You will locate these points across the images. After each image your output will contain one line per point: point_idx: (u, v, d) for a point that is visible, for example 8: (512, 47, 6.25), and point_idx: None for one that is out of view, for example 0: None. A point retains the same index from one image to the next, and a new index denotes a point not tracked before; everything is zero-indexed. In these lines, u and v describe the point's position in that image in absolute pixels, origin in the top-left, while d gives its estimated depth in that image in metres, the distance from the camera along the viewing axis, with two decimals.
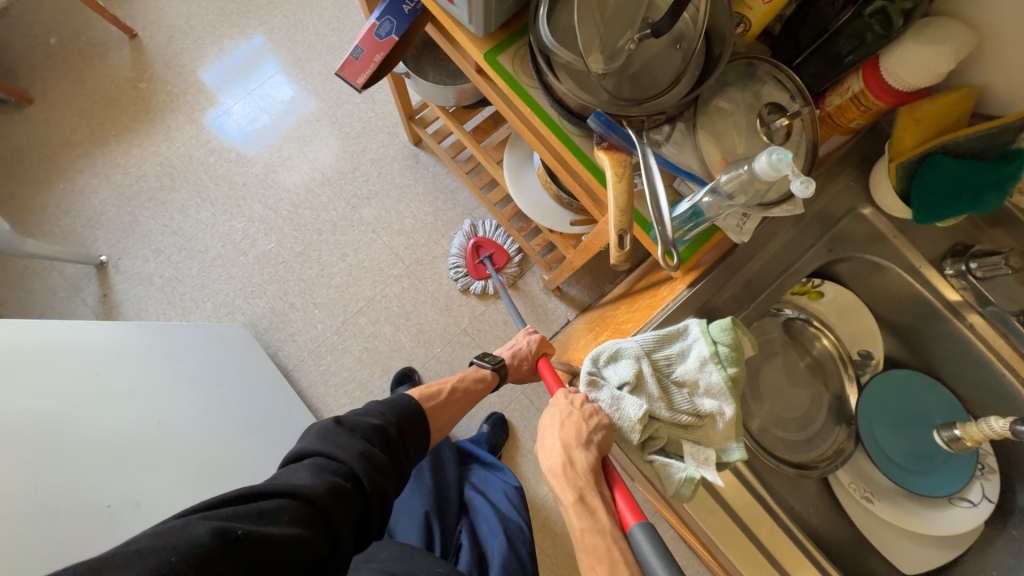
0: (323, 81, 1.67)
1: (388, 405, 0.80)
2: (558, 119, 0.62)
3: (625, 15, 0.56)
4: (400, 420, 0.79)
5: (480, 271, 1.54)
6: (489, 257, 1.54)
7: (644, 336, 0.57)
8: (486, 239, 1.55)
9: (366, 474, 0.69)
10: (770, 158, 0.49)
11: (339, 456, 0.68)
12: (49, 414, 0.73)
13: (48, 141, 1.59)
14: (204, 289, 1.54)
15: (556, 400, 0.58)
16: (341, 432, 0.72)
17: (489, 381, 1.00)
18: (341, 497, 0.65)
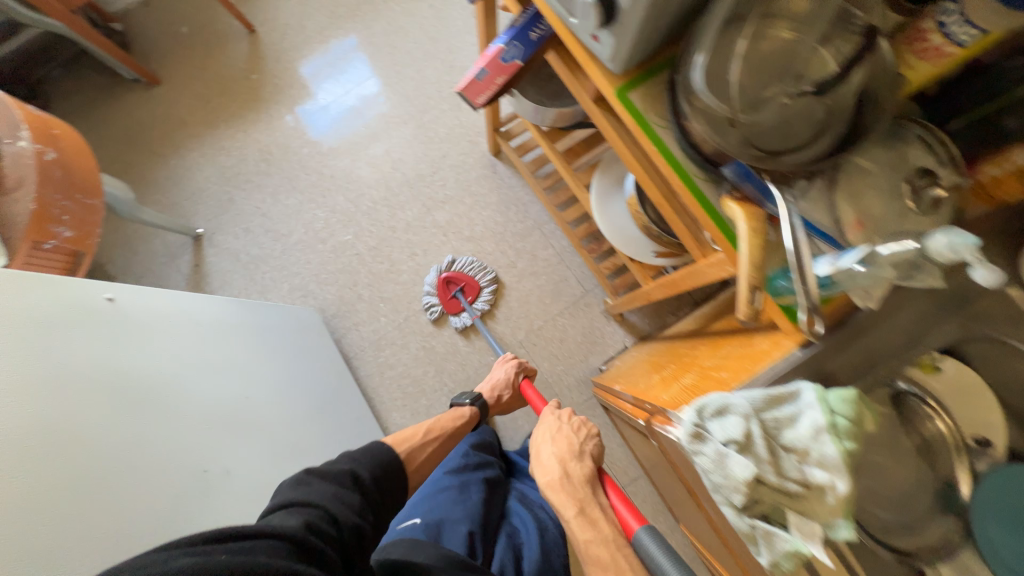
0: (415, 86, 1.75)
1: (361, 452, 0.79)
2: (684, 161, 0.61)
3: (778, 71, 0.54)
4: (372, 465, 0.77)
5: (453, 306, 1.56)
6: (462, 291, 1.55)
7: (752, 393, 0.55)
8: (459, 273, 1.56)
9: (343, 517, 0.66)
10: (949, 240, 0.48)
11: (313, 500, 0.65)
12: (166, 375, 0.80)
13: (167, 120, 1.75)
14: (283, 271, 1.64)
15: (549, 425, 0.97)
16: (312, 480, 0.69)
17: (470, 416, 1.12)
18: (323, 539, 0.62)
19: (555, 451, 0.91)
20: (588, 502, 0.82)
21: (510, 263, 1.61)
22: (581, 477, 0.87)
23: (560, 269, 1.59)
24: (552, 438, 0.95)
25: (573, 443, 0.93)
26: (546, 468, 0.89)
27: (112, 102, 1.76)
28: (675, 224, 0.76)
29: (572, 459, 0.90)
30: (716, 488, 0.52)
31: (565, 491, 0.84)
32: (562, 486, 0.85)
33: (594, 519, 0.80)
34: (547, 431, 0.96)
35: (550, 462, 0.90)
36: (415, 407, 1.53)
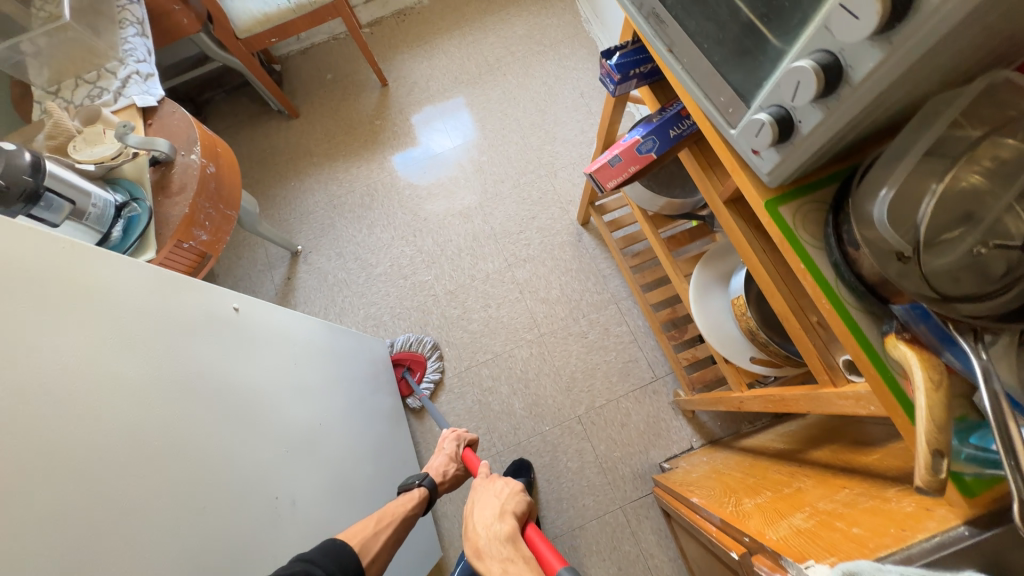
0: (518, 150, 1.86)
1: (315, 552, 0.75)
2: (836, 284, 0.56)
3: (971, 220, 0.50)
4: (327, 559, 0.74)
5: (404, 387, 1.56)
6: (409, 369, 1.56)
7: (914, 571, 0.47)
8: (404, 352, 1.57)
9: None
10: None
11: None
12: (263, 391, 0.83)
13: (297, 148, 1.97)
14: (362, 298, 1.71)
15: (484, 492, 0.92)
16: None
17: (422, 497, 1.00)
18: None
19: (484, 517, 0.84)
20: (513, 558, 0.75)
21: (581, 332, 1.58)
22: (504, 535, 0.79)
23: (631, 348, 1.54)
24: (483, 503, 0.89)
25: (501, 507, 0.86)
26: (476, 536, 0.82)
27: (256, 126, 2.02)
28: (800, 340, 0.71)
29: (496, 521, 0.83)
30: None
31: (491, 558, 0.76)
32: (488, 553, 0.77)
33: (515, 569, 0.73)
34: (482, 500, 0.90)
35: (478, 528, 0.83)
36: None
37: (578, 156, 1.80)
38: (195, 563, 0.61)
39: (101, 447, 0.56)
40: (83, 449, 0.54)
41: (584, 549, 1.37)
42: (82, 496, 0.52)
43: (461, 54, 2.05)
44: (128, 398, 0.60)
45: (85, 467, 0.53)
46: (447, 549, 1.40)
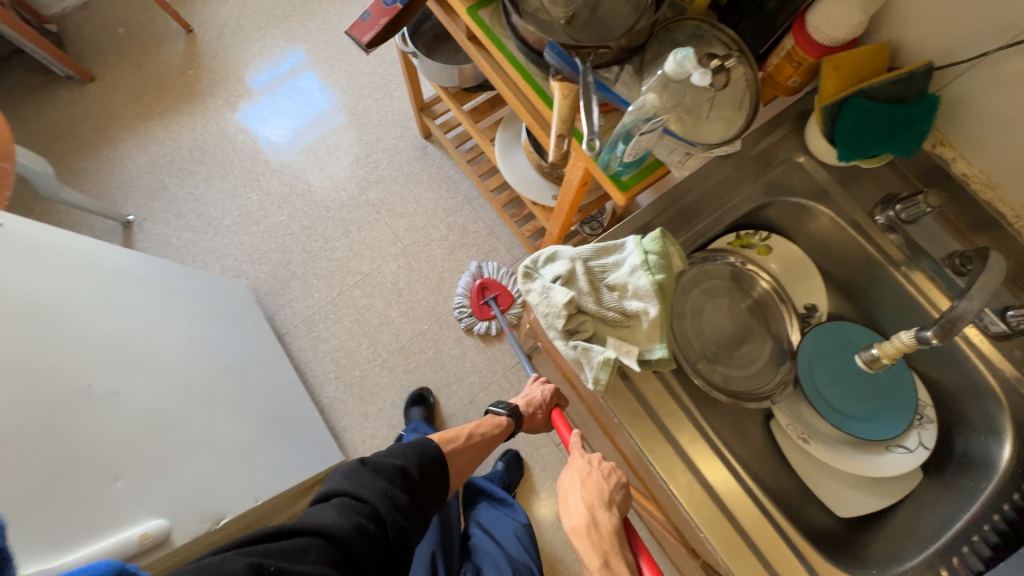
0: (349, 78, 1.84)
1: (410, 447, 0.84)
2: (525, 63, 0.71)
3: None
4: (421, 462, 0.82)
5: (484, 312, 1.55)
6: (494, 298, 1.56)
7: (584, 246, 0.61)
8: (492, 280, 1.57)
9: (389, 514, 0.72)
10: (675, 58, 0.57)
11: (364, 496, 0.71)
12: (56, 299, 0.80)
13: (100, 113, 1.78)
14: (215, 253, 1.65)
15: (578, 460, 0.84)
16: (366, 472, 0.75)
17: (506, 428, 1.04)
18: (367, 538, 0.68)
19: (583, 494, 0.77)
20: (613, 554, 0.70)
21: (442, 236, 1.67)
22: (611, 527, 0.74)
23: (490, 240, 1.67)
24: (574, 477, 0.81)
25: (605, 488, 0.80)
26: (573, 509, 0.76)
27: (45, 98, 1.78)
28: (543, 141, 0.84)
29: (602, 505, 0.77)
30: (547, 320, 0.58)
31: (590, 539, 0.72)
32: (587, 532, 0.73)
33: (619, 573, 0.68)
34: (572, 470, 0.82)
35: (577, 505, 0.76)
36: (349, 378, 1.53)
37: None
38: None
39: None
40: None
41: None
42: None
43: None
44: None
45: None
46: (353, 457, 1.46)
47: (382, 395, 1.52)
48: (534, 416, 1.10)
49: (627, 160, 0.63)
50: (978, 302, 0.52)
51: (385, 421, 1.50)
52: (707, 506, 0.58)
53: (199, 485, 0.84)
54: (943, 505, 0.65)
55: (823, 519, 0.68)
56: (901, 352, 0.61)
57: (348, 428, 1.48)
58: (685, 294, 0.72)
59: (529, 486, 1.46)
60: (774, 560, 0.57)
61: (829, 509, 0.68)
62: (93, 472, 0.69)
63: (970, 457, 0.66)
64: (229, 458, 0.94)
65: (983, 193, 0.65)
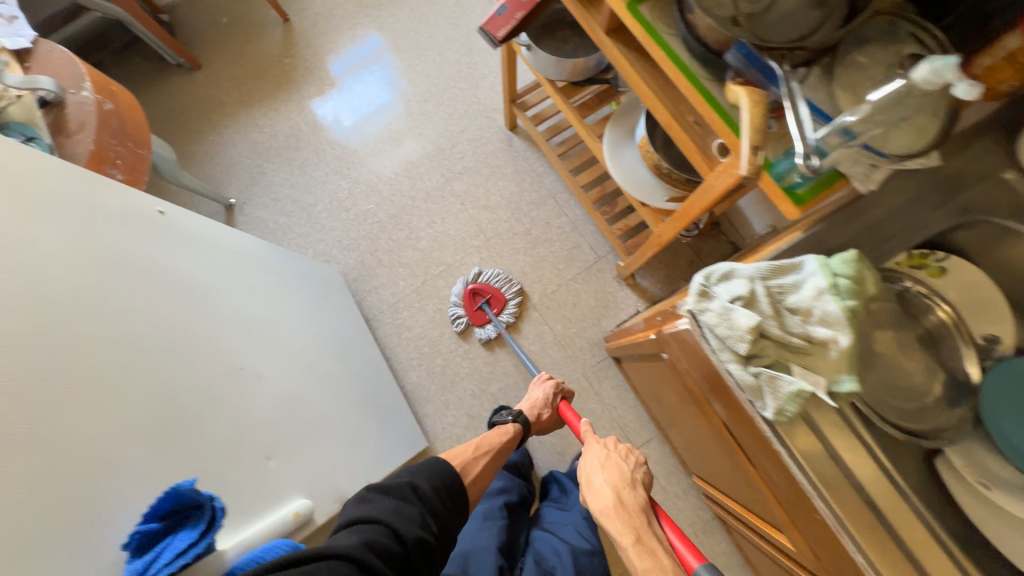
0: (436, 67, 1.85)
1: (421, 466, 0.84)
2: (690, 63, 0.66)
3: None
4: (432, 476, 0.82)
5: (479, 317, 1.56)
6: (487, 302, 1.57)
7: (759, 264, 0.58)
8: (486, 285, 1.58)
9: (406, 530, 0.70)
10: (930, 68, 0.50)
11: (374, 516, 0.69)
12: (207, 284, 0.86)
13: (206, 100, 1.88)
14: (308, 237, 1.72)
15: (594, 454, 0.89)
16: (373, 496, 0.73)
17: (516, 432, 1.07)
18: (384, 556, 0.65)
19: (606, 477, 0.83)
20: (645, 530, 0.74)
21: (525, 230, 1.66)
22: (637, 504, 0.78)
23: (573, 236, 1.64)
24: (597, 464, 0.87)
25: (624, 469, 0.85)
26: (598, 493, 0.81)
27: (158, 85, 1.90)
28: (684, 145, 0.80)
29: (626, 486, 0.82)
30: (722, 342, 0.55)
31: (620, 517, 0.76)
32: (617, 512, 0.76)
33: (653, 548, 0.71)
34: (592, 457, 0.89)
35: (602, 487, 0.81)
36: (431, 366, 1.57)
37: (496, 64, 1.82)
38: (164, 404, 0.66)
39: (56, 298, 0.59)
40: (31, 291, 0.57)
41: None
42: (44, 334, 0.57)
43: None
44: (71, 263, 0.64)
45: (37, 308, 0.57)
46: (433, 443, 1.50)
47: (463, 385, 1.55)
48: (541, 417, 1.17)
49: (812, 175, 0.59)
50: None
51: (465, 411, 1.53)
52: (888, 551, 0.54)
53: (325, 466, 0.88)
54: None
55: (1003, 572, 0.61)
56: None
57: (430, 415, 1.53)
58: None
59: None
60: None
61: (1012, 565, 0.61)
62: (249, 450, 0.74)
63: None
64: (345, 442, 0.98)
65: None
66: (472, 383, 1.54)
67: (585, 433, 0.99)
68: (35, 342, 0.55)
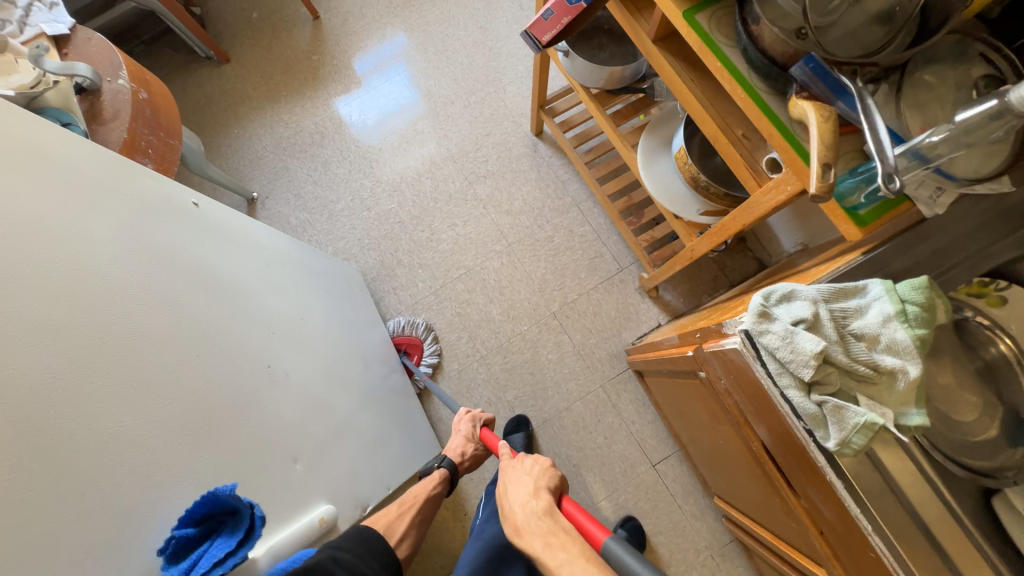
0: (464, 70, 1.84)
1: (342, 536, 0.74)
2: (748, 74, 0.64)
3: None
4: (354, 538, 0.74)
5: (405, 371, 1.54)
6: (406, 353, 1.54)
7: (820, 286, 0.56)
8: (401, 337, 1.54)
9: None
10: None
11: None
12: (238, 280, 0.84)
13: (233, 93, 1.88)
14: (328, 234, 1.71)
15: (511, 475, 0.86)
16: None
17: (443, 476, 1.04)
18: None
19: (520, 498, 0.80)
20: (555, 529, 0.70)
21: (547, 237, 1.64)
22: (541, 509, 0.75)
23: (596, 245, 1.62)
24: (511, 483, 0.84)
25: (534, 483, 0.82)
26: (511, 514, 0.77)
27: (187, 76, 1.91)
28: (732, 160, 0.78)
29: (531, 498, 0.78)
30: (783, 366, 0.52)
31: (531, 531, 0.71)
32: (526, 528, 0.73)
33: (563, 541, 0.66)
34: (510, 477, 0.86)
35: (513, 506, 0.78)
36: (447, 371, 1.55)
37: (524, 69, 1.81)
38: (194, 401, 0.64)
39: (90, 288, 0.58)
40: (66, 281, 0.55)
41: (572, 427, 1.49)
42: (78, 326, 0.54)
43: None
44: (106, 253, 0.62)
45: (71, 299, 0.55)
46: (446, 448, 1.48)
47: (478, 391, 1.53)
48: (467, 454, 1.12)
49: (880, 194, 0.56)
50: None
51: None
52: None
53: (347, 471, 0.86)
54: None
55: None
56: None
57: (444, 420, 1.51)
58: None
59: (620, 503, 1.42)
60: None
61: None
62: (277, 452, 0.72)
63: None
64: (365, 446, 0.96)
65: None
66: (489, 389, 1.51)
67: (502, 453, 0.98)
68: (75, 331, 0.54)
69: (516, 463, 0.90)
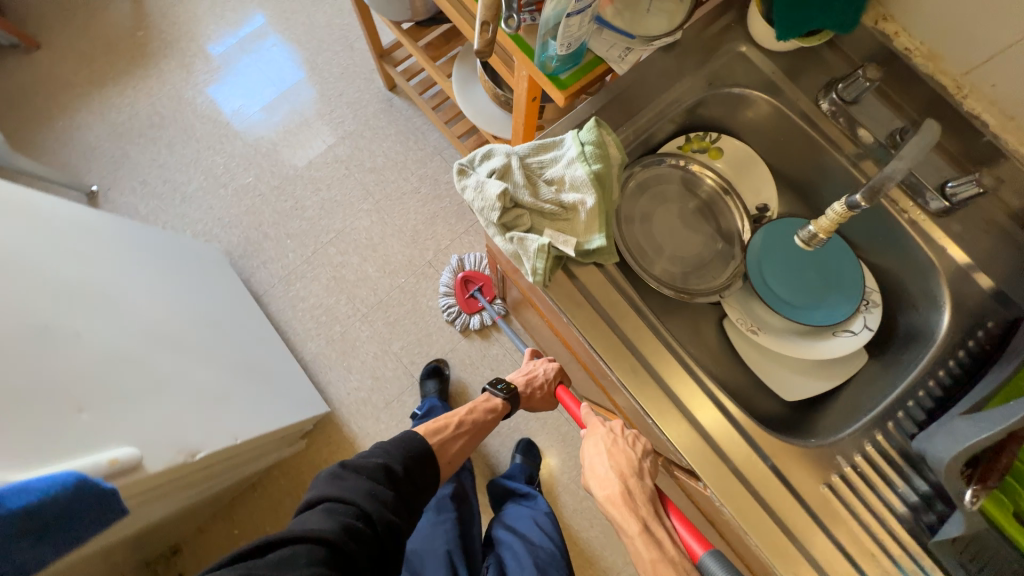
0: (307, 31, 1.78)
1: (392, 442, 0.80)
2: None
3: None
4: (407, 457, 0.78)
5: (471, 305, 1.53)
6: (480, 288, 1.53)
7: (522, 145, 0.61)
8: (476, 271, 1.54)
9: (377, 512, 0.69)
10: None
11: (349, 497, 0.68)
12: (6, 242, 0.78)
13: (51, 81, 1.71)
14: (183, 219, 1.62)
15: (600, 430, 0.73)
16: (347, 475, 0.72)
17: (501, 410, 0.98)
18: (357, 538, 0.65)
19: (611, 464, 0.69)
20: (651, 519, 0.65)
21: (413, 188, 1.65)
22: (645, 494, 0.67)
23: None
24: (597, 448, 0.71)
25: (632, 455, 0.70)
26: (602, 480, 0.68)
27: None
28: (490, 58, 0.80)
29: (632, 475, 0.68)
30: (484, 216, 0.57)
31: (626, 508, 0.65)
32: (621, 502, 0.66)
33: (659, 538, 0.63)
34: (594, 440, 0.72)
35: (607, 476, 0.68)
36: (329, 335, 1.54)
37: None
38: None
39: None
40: None
41: (460, 366, 1.53)
42: None
43: None
44: None
45: None
46: (338, 409, 1.48)
47: (364, 348, 1.53)
48: (534, 396, 0.99)
49: (562, 55, 0.62)
50: (907, 162, 0.50)
51: (369, 374, 1.51)
52: (653, 390, 0.60)
53: (167, 424, 0.85)
54: (887, 381, 0.65)
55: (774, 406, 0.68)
56: (837, 224, 0.56)
57: (334, 384, 1.50)
58: (633, 199, 0.71)
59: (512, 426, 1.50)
60: (721, 436, 0.59)
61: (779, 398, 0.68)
62: (57, 404, 0.70)
63: (913, 331, 0.65)
64: (200, 402, 0.94)
65: (925, 65, 0.63)
66: (375, 345, 1.52)
67: (585, 413, 0.81)
68: None
69: (612, 419, 0.76)
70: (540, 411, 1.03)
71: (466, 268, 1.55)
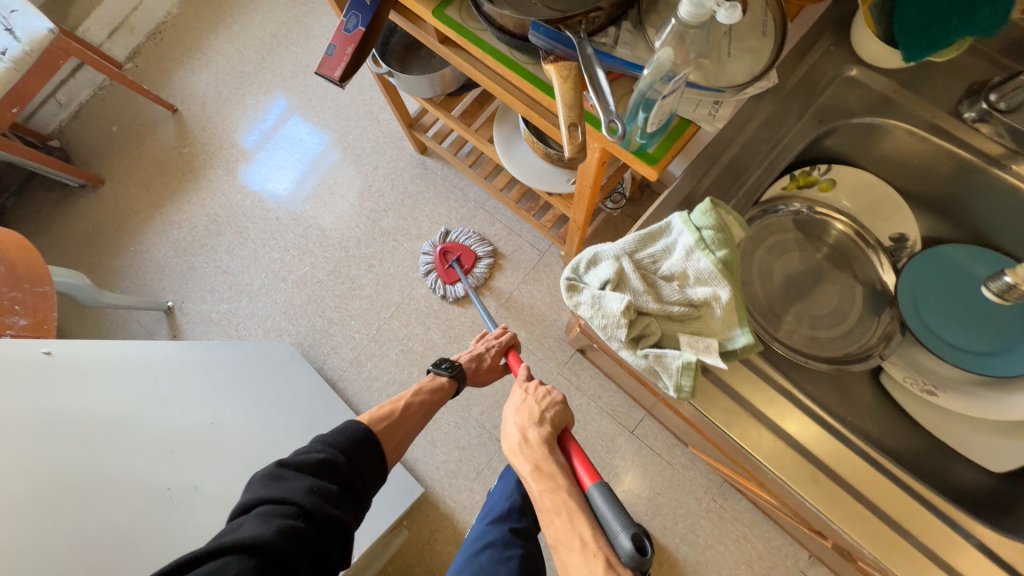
0: (334, 113, 1.82)
1: (333, 434, 0.74)
2: (510, 54, 0.66)
3: None
4: (349, 447, 0.72)
5: (451, 275, 1.57)
6: (458, 260, 1.57)
7: (624, 238, 0.54)
8: (455, 244, 1.59)
9: (318, 509, 0.63)
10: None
11: (286, 497, 0.62)
12: (122, 408, 0.82)
13: (119, 212, 1.84)
14: (253, 317, 1.67)
15: (518, 393, 0.78)
16: (286, 474, 0.65)
17: (446, 387, 0.95)
18: (297, 539, 0.59)
19: (515, 419, 0.72)
20: (543, 457, 0.65)
21: None
22: (542, 437, 0.68)
23: (511, 238, 1.61)
24: (510, 406, 0.76)
25: (535, 409, 0.73)
26: (506, 432, 0.71)
27: (66, 212, 1.86)
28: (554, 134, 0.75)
29: (532, 424, 0.70)
30: (606, 331, 0.52)
31: (521, 453, 0.67)
32: (518, 450, 0.67)
33: (549, 471, 0.62)
34: (510, 400, 0.77)
35: (510, 429, 0.71)
36: None
37: None
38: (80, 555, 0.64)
39: None
40: None
41: None
42: None
43: (232, 49, 1.95)
44: None
45: None
46: (430, 486, 1.44)
47: (444, 420, 1.50)
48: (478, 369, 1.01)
49: (650, 129, 0.55)
50: None
51: (455, 445, 1.47)
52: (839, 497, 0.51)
53: None
54: None
55: (979, 478, 0.57)
56: None
57: (421, 460, 1.47)
58: (749, 260, 0.63)
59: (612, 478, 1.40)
60: (924, 535, 0.51)
61: (982, 467, 0.57)
62: None
63: None
64: None
65: None
66: (454, 415, 1.49)
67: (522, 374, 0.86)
68: None
69: (532, 383, 0.80)
70: (488, 384, 1.05)
71: (450, 239, 1.60)
